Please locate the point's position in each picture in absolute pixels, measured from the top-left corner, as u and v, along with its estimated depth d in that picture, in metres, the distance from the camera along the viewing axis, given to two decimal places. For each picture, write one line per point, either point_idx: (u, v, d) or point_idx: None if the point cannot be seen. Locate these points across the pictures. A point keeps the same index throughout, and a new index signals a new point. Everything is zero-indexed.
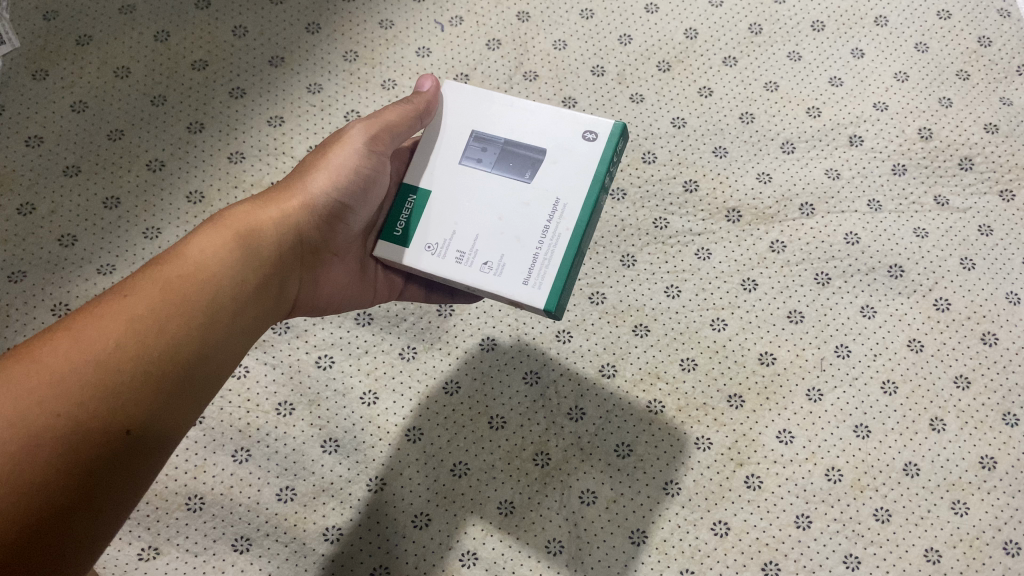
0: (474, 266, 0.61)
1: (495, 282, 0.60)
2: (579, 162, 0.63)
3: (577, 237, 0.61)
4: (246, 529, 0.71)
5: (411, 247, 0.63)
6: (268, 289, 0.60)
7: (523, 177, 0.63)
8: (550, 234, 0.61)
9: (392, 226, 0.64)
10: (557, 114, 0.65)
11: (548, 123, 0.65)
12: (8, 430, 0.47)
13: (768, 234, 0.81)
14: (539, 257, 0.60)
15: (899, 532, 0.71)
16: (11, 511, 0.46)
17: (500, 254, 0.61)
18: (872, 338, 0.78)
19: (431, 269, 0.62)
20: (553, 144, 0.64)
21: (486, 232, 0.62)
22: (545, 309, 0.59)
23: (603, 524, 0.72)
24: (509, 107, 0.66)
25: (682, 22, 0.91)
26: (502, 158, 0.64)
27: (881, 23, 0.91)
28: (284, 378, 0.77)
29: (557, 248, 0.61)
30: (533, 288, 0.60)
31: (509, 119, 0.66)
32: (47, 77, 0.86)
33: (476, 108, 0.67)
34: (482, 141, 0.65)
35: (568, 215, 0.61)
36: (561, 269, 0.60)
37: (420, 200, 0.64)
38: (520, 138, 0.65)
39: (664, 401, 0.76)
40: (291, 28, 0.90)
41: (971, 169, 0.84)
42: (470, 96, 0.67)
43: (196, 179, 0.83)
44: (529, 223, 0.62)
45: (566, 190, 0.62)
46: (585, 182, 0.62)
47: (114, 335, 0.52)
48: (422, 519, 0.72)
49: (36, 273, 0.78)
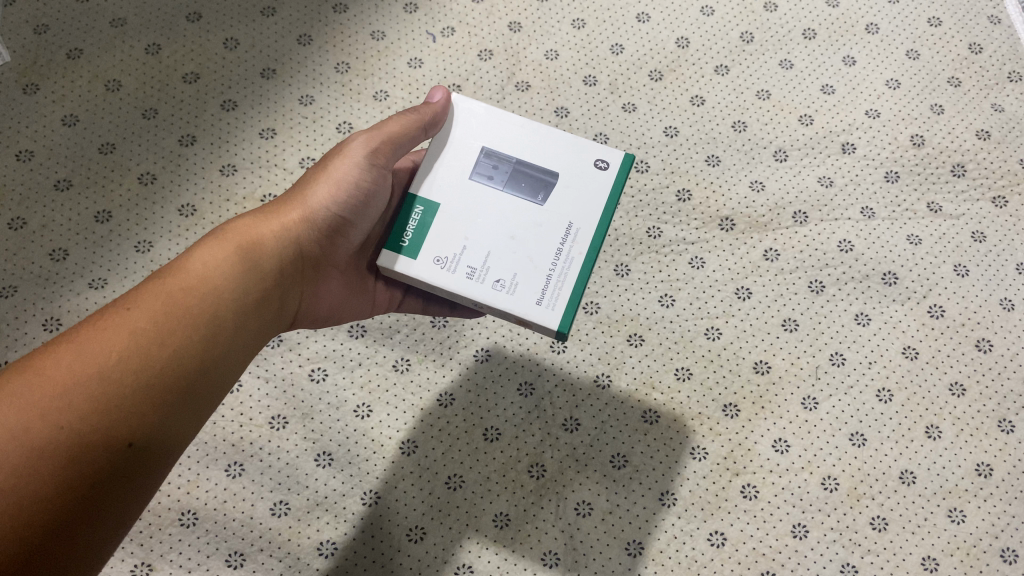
0: (486, 282, 0.60)
1: (507, 301, 0.60)
2: (591, 187, 0.64)
3: (589, 261, 0.61)
4: (240, 544, 0.71)
5: (419, 259, 0.61)
6: (271, 302, 0.60)
7: (535, 198, 0.63)
8: (563, 256, 0.61)
9: (398, 237, 0.62)
10: (568, 139, 0.66)
11: (560, 147, 0.66)
12: (11, 443, 0.47)
13: (762, 242, 0.81)
14: (552, 278, 0.61)
15: (895, 540, 0.71)
16: (11, 524, 0.45)
17: (512, 273, 0.61)
18: (867, 345, 0.78)
19: (441, 284, 0.61)
20: (565, 169, 0.64)
21: (498, 250, 0.61)
22: (557, 331, 0.59)
23: (598, 536, 0.72)
24: (520, 127, 0.66)
25: (674, 31, 0.92)
26: (514, 177, 0.64)
27: (872, 30, 0.91)
28: (277, 392, 0.76)
29: (570, 270, 0.61)
30: (545, 309, 0.60)
31: (520, 139, 0.66)
32: (38, 90, 0.86)
33: (486, 125, 0.66)
34: (493, 158, 0.65)
35: (581, 239, 0.62)
36: (573, 291, 0.60)
37: (427, 211, 0.63)
38: (532, 159, 0.65)
39: (659, 411, 0.76)
40: (282, 40, 0.90)
41: (964, 176, 0.84)
42: (480, 111, 0.67)
43: (188, 192, 0.83)
44: (542, 244, 0.62)
45: (578, 214, 0.63)
46: (597, 208, 0.63)
47: (116, 348, 0.51)
48: (417, 532, 0.72)
49: (27, 288, 0.78)
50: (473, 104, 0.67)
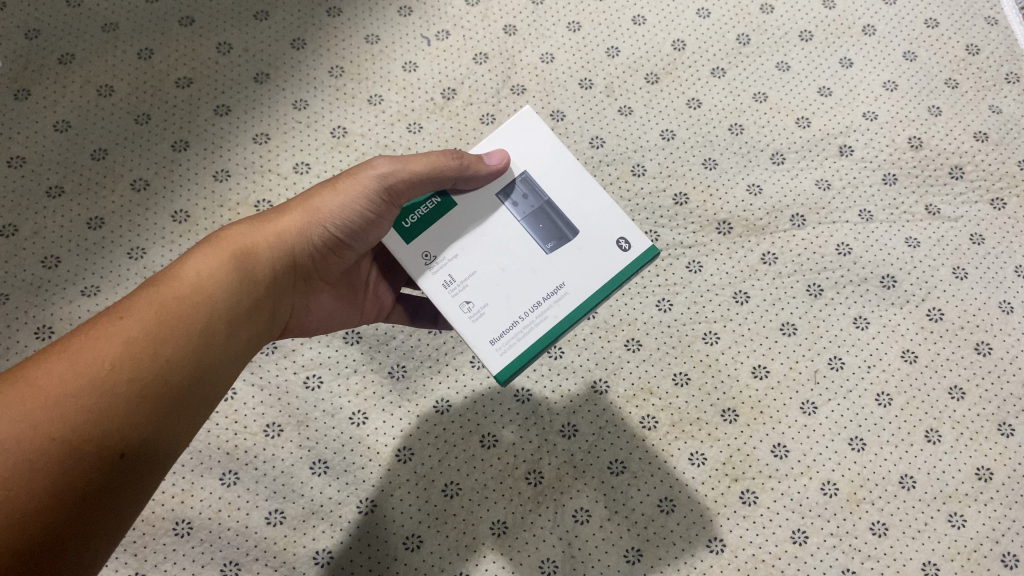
0: (457, 299, 0.59)
1: (465, 324, 0.59)
2: (600, 263, 0.60)
3: (559, 328, 0.59)
4: (235, 554, 0.70)
5: (413, 246, 0.61)
6: (262, 312, 0.59)
7: (541, 246, 0.60)
8: (538, 311, 0.59)
9: (405, 216, 0.62)
10: (610, 204, 0.61)
11: (597, 210, 0.61)
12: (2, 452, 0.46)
13: (760, 246, 0.81)
14: (518, 326, 0.59)
15: (896, 545, 0.71)
16: (5, 536, 0.45)
17: (483, 302, 0.59)
18: (865, 349, 0.77)
19: (418, 277, 0.60)
20: (588, 234, 0.61)
21: (483, 274, 0.60)
22: (493, 374, 0.58)
23: (596, 543, 0.71)
24: (573, 170, 0.62)
25: (670, 34, 0.91)
26: (535, 216, 0.61)
27: (869, 32, 0.91)
28: (272, 399, 0.76)
29: (537, 327, 0.59)
30: (496, 351, 0.58)
31: (564, 182, 0.62)
32: (29, 96, 0.85)
33: (540, 153, 0.63)
34: (527, 186, 0.62)
35: (563, 304, 0.59)
36: (529, 348, 0.58)
37: (441, 206, 0.62)
38: (562, 209, 0.61)
39: (657, 417, 0.75)
40: (277, 44, 0.89)
41: (962, 177, 0.84)
42: (542, 137, 0.64)
43: (182, 198, 0.82)
44: (524, 291, 0.59)
45: (574, 280, 0.60)
46: (594, 284, 0.59)
47: (108, 359, 0.51)
48: (414, 540, 0.71)
49: (19, 296, 0.77)
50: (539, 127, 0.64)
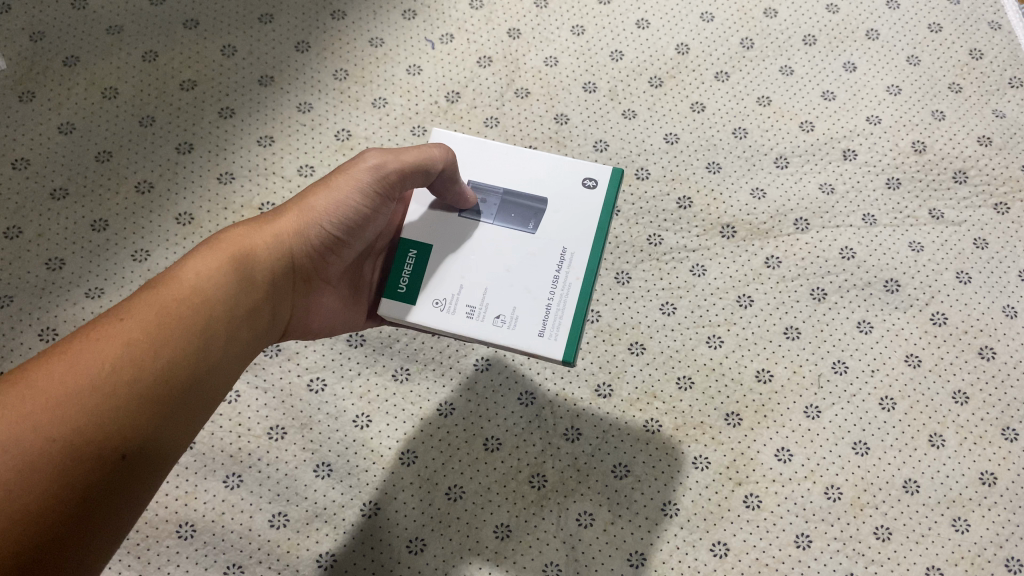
0: (486, 320, 0.62)
1: (510, 335, 0.61)
2: (582, 209, 0.65)
3: (586, 286, 0.63)
4: (238, 556, 0.70)
5: (420, 303, 0.62)
6: (262, 313, 0.59)
7: (527, 227, 0.65)
8: (561, 283, 0.63)
9: (396, 282, 0.63)
10: (554, 161, 0.68)
11: (550, 170, 0.67)
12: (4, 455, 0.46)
13: (763, 250, 0.81)
14: (553, 307, 0.62)
15: (899, 550, 0.71)
16: (5, 540, 0.44)
17: (511, 306, 0.62)
18: (869, 353, 0.77)
19: (444, 326, 0.62)
20: (554, 192, 0.66)
21: (494, 286, 0.63)
22: (562, 359, 0.61)
23: (600, 547, 0.71)
24: (506, 155, 0.68)
25: (673, 38, 0.91)
26: (504, 209, 0.66)
27: (872, 36, 0.91)
28: (275, 402, 0.76)
29: (569, 297, 0.62)
30: (548, 339, 0.61)
31: (506, 168, 0.68)
32: (33, 98, 0.85)
33: (472, 157, 0.68)
34: (480, 191, 0.67)
35: (577, 264, 0.63)
36: (574, 320, 0.61)
37: (421, 253, 0.64)
38: (518, 189, 0.66)
39: (661, 420, 0.75)
40: (280, 47, 0.89)
41: (965, 182, 0.84)
42: (464, 143, 0.69)
43: (185, 201, 0.82)
44: (538, 274, 0.63)
45: (572, 238, 0.64)
46: (589, 230, 0.64)
47: (108, 361, 0.51)
48: (418, 544, 0.71)
49: (23, 298, 0.77)
50: (456, 137, 0.69)
